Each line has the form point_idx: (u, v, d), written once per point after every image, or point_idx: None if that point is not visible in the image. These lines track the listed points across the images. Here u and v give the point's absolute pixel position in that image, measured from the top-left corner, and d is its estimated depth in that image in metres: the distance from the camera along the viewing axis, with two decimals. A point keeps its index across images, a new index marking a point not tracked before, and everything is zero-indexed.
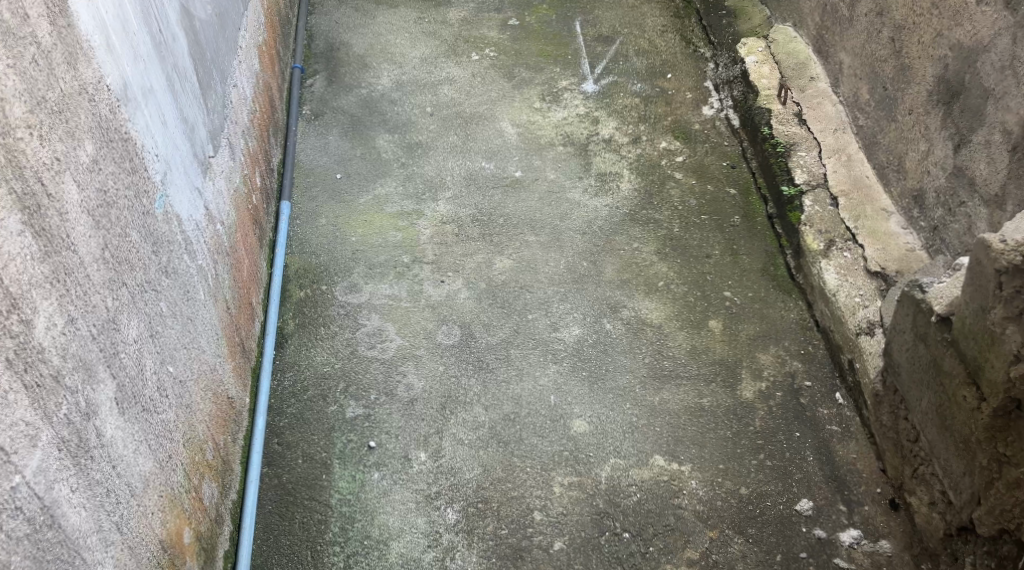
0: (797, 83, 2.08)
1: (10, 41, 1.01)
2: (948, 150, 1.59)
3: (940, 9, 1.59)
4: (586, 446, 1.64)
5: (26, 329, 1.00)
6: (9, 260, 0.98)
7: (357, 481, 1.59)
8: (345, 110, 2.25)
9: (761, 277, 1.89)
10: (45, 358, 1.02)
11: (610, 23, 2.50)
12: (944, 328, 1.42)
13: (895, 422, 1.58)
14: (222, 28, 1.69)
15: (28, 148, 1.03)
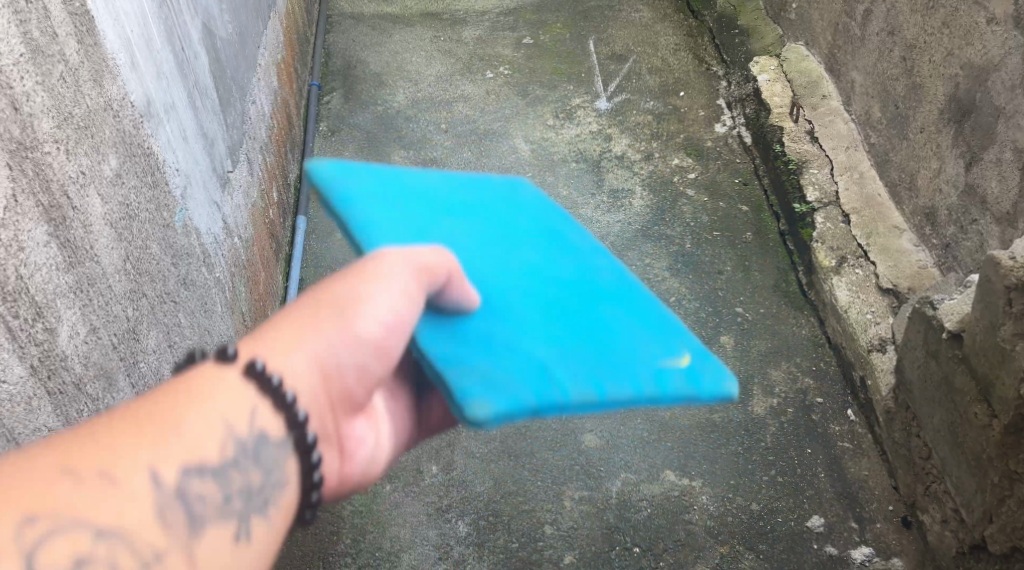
0: (809, 101, 2.10)
1: (39, 59, 1.03)
2: (960, 168, 1.60)
3: (951, 28, 1.60)
4: (597, 461, 1.65)
5: (50, 338, 1.02)
6: (35, 271, 1.00)
7: (369, 494, 1.60)
8: (361, 126, 2.28)
9: (774, 293, 1.90)
10: (67, 366, 1.04)
11: (623, 41, 2.52)
12: (956, 345, 1.42)
13: (907, 439, 1.58)
14: (241, 45, 1.72)
15: (54, 162, 1.05)
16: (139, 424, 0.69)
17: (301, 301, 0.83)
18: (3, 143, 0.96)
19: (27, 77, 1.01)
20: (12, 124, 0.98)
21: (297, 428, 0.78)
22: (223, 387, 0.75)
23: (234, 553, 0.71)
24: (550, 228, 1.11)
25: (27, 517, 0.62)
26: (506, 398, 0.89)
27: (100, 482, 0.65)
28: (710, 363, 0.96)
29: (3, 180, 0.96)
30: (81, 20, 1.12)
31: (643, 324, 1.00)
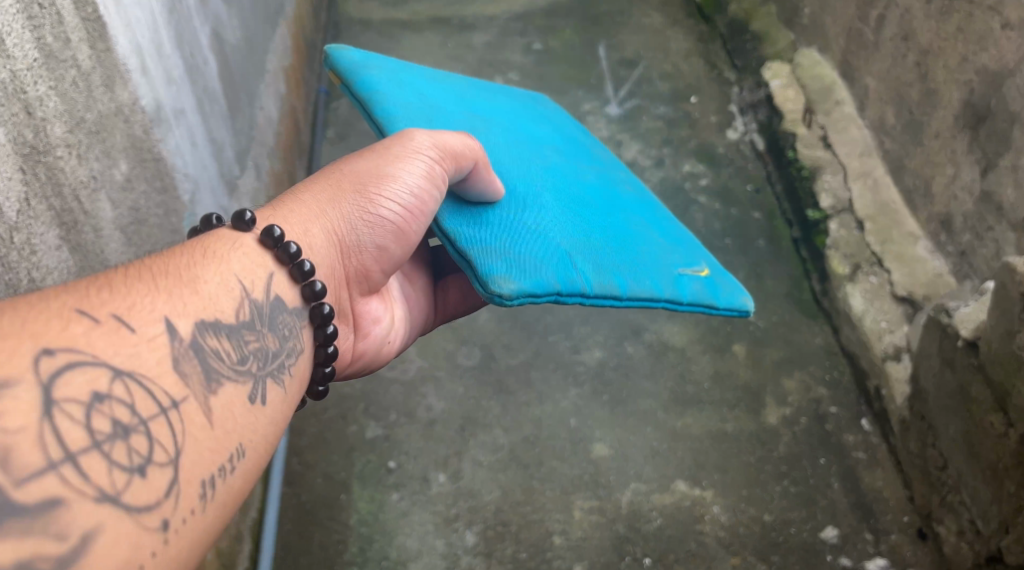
0: (822, 107, 2.05)
1: (52, 64, 1.02)
2: (976, 175, 1.57)
3: (967, 34, 1.57)
4: (607, 471, 1.63)
5: None
6: (48, 274, 1.01)
7: (376, 503, 1.59)
8: (370, 132, 2.27)
9: (786, 301, 1.87)
10: None
11: (634, 47, 2.50)
12: (971, 353, 1.42)
13: (922, 449, 1.55)
14: (249, 50, 1.71)
15: (67, 167, 1.05)
16: (163, 288, 0.83)
17: (326, 183, 1.04)
18: (16, 147, 0.96)
19: (41, 82, 1.00)
20: (25, 128, 0.97)
21: (310, 292, 0.97)
22: (242, 248, 0.93)
23: (249, 411, 0.86)
24: (560, 137, 1.36)
25: (46, 350, 0.73)
26: (533, 280, 1.02)
27: (117, 322, 0.78)
28: (721, 281, 1.21)
29: (16, 184, 0.96)
30: (95, 25, 1.10)
31: (657, 231, 1.26)
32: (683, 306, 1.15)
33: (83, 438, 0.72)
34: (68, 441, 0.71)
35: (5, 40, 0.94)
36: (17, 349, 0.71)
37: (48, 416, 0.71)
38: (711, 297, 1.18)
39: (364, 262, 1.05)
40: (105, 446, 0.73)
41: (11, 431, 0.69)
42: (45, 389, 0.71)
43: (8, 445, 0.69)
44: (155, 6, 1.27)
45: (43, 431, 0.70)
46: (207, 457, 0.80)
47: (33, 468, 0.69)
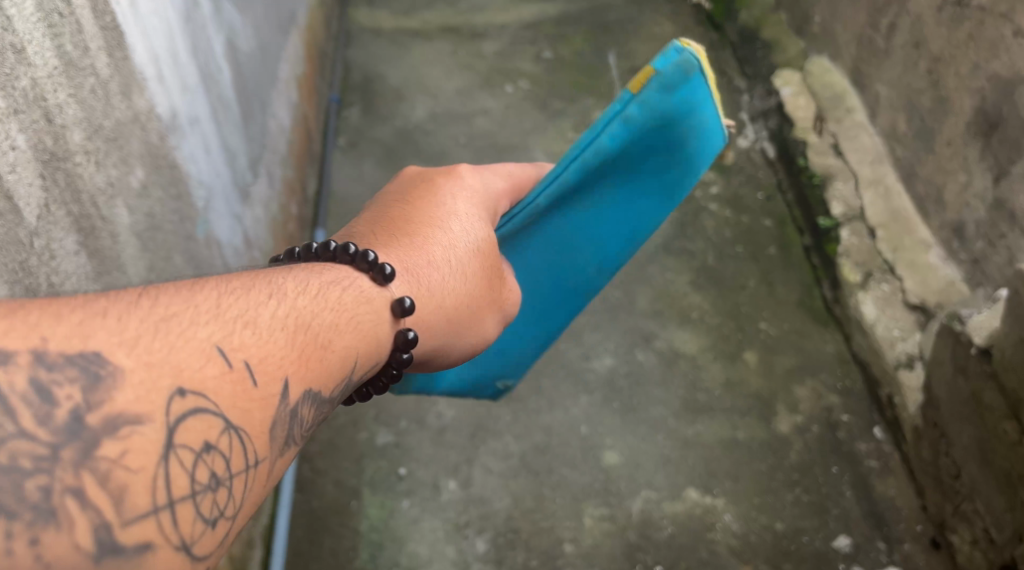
0: (833, 114, 2.03)
1: (72, 73, 1.03)
2: (988, 182, 1.56)
3: (978, 41, 1.57)
4: (618, 478, 1.63)
5: None
6: (66, 279, 1.03)
7: (386, 509, 1.59)
8: (381, 140, 2.28)
9: (798, 309, 1.87)
10: None
11: (644, 55, 2.51)
12: (984, 361, 1.42)
13: (935, 457, 1.54)
14: (262, 58, 1.72)
15: (86, 173, 1.05)
16: (298, 347, 0.82)
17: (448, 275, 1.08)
18: (37, 153, 0.97)
19: (61, 89, 1.01)
20: (46, 134, 0.98)
21: (403, 346, 0.98)
22: (367, 310, 0.94)
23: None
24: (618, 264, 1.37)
25: (179, 390, 0.72)
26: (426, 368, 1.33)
27: (246, 373, 0.77)
28: (515, 369, 1.49)
29: (36, 191, 0.97)
30: (113, 34, 1.11)
31: (539, 338, 1.45)
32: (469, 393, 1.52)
33: (185, 487, 0.71)
34: (173, 488, 0.70)
35: (26, 48, 0.95)
36: (155, 384, 0.71)
37: (168, 459, 0.71)
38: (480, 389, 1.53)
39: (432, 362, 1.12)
40: (198, 497, 0.72)
41: (132, 471, 0.69)
42: (168, 431, 0.71)
43: (126, 483, 0.68)
44: (171, 15, 1.28)
45: (158, 476, 0.70)
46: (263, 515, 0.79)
47: (138, 510, 0.69)
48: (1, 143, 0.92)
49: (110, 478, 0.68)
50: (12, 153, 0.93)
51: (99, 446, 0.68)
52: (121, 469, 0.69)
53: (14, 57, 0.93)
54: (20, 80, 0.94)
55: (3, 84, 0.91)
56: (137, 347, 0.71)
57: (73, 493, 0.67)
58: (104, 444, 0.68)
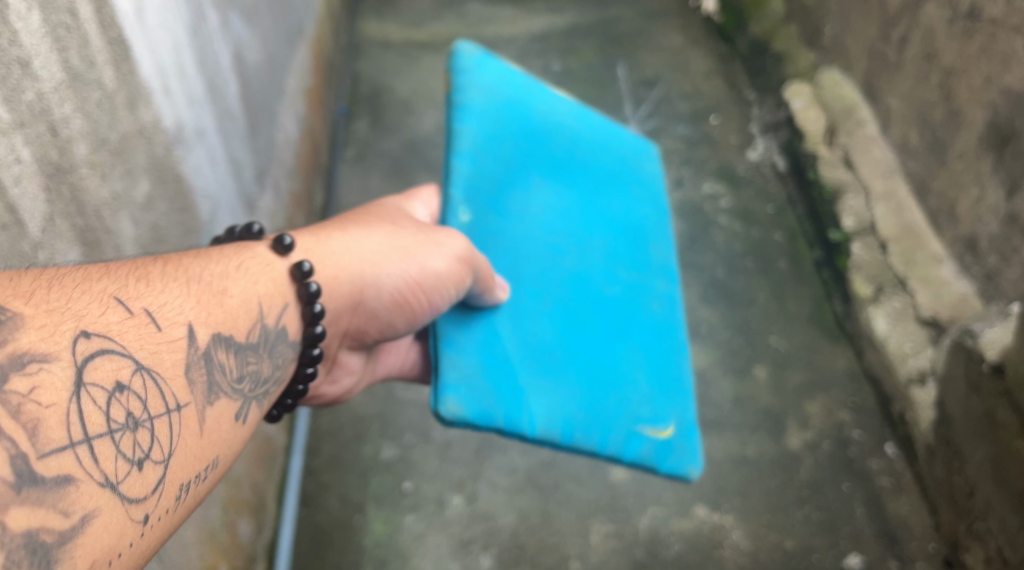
0: (844, 126, 2.01)
1: (77, 86, 1.03)
2: (1001, 197, 1.54)
3: (990, 54, 1.56)
4: (625, 494, 1.61)
5: None
6: None
7: (391, 525, 1.57)
8: (389, 152, 2.27)
9: (809, 323, 1.85)
10: None
11: (654, 67, 2.50)
12: (997, 379, 1.40)
13: (948, 475, 1.52)
14: (270, 71, 1.72)
15: (91, 187, 1.05)
16: (196, 297, 0.89)
17: (370, 238, 1.12)
18: (42, 166, 0.97)
19: (67, 102, 1.01)
20: (51, 148, 0.98)
21: (311, 321, 1.04)
22: (267, 270, 1.01)
23: (232, 427, 0.91)
24: (634, 228, 1.47)
25: (84, 333, 0.76)
26: (478, 409, 1.21)
27: (147, 319, 0.82)
28: (682, 447, 1.32)
29: (40, 204, 0.97)
30: (120, 48, 1.11)
31: (649, 370, 1.36)
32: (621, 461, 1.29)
33: (101, 423, 0.75)
34: (89, 424, 0.74)
35: (32, 61, 0.95)
36: (59, 327, 0.75)
37: (80, 396, 0.74)
38: (657, 459, 1.30)
39: (366, 325, 1.16)
40: (117, 434, 0.76)
41: (44, 406, 0.72)
42: (76, 371, 0.74)
43: (39, 417, 0.71)
44: (178, 27, 1.28)
45: (72, 411, 0.73)
46: (190, 463, 0.84)
47: (55, 444, 0.71)
48: (6, 156, 0.91)
49: (22, 412, 0.71)
50: (17, 166, 0.93)
51: (8, 381, 0.71)
52: (32, 403, 0.71)
53: (19, 70, 0.93)
54: (25, 94, 0.94)
55: (8, 98, 0.91)
56: (34, 298, 0.75)
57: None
58: (12, 379, 0.71)
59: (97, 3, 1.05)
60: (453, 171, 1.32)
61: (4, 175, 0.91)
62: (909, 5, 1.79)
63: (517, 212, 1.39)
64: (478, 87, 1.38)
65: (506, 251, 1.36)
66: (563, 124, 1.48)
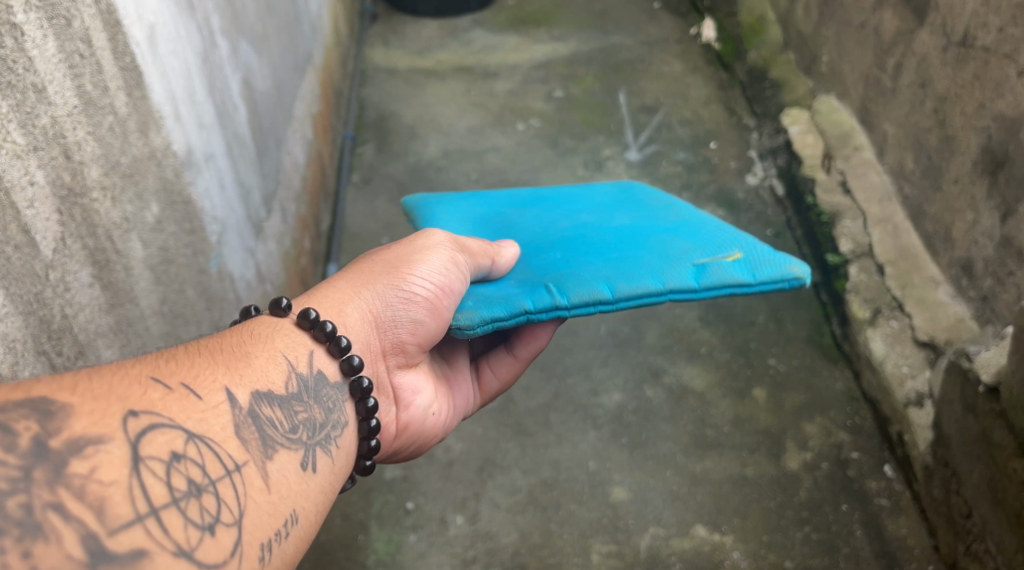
0: (841, 152, 2.04)
1: (91, 111, 1.05)
2: (995, 221, 1.56)
3: (983, 81, 1.59)
4: (626, 515, 1.62)
5: None
6: (80, 310, 1.03)
7: (393, 544, 1.59)
8: (393, 176, 2.30)
9: (807, 345, 1.87)
10: None
11: (654, 94, 2.54)
12: (993, 399, 1.42)
13: (946, 496, 1.53)
14: (279, 98, 1.76)
15: (102, 209, 1.07)
16: (222, 363, 0.92)
17: (358, 271, 1.11)
18: (54, 189, 0.99)
19: (80, 126, 1.03)
20: (64, 171, 1.01)
21: (343, 356, 1.03)
22: (278, 328, 1.01)
23: (301, 477, 0.93)
24: (624, 198, 1.41)
25: (131, 412, 0.81)
26: (498, 306, 1.11)
27: (186, 391, 0.86)
28: (761, 257, 1.16)
29: (52, 225, 0.99)
30: (131, 73, 1.14)
31: (689, 238, 1.22)
32: (699, 294, 1.13)
33: (164, 494, 0.79)
34: (152, 497, 0.78)
35: (46, 87, 0.98)
36: (107, 410, 0.80)
37: (138, 470, 0.78)
38: (736, 276, 1.14)
39: (402, 338, 1.11)
40: (181, 503, 0.80)
41: (106, 483, 0.77)
42: (132, 446, 0.79)
43: (103, 495, 0.76)
44: (189, 55, 1.31)
45: (132, 485, 0.78)
46: (265, 522, 0.87)
47: (122, 519, 0.76)
48: (20, 178, 0.94)
49: (87, 491, 0.76)
50: (31, 188, 0.96)
51: (68, 465, 0.76)
52: (95, 482, 0.76)
53: (35, 95, 0.96)
54: (40, 118, 0.97)
55: (23, 122, 0.94)
56: (78, 388, 0.80)
57: (53, 508, 0.74)
58: (72, 463, 0.76)
59: (111, 31, 1.09)
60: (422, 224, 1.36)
61: (18, 196, 0.94)
62: (903, 33, 1.83)
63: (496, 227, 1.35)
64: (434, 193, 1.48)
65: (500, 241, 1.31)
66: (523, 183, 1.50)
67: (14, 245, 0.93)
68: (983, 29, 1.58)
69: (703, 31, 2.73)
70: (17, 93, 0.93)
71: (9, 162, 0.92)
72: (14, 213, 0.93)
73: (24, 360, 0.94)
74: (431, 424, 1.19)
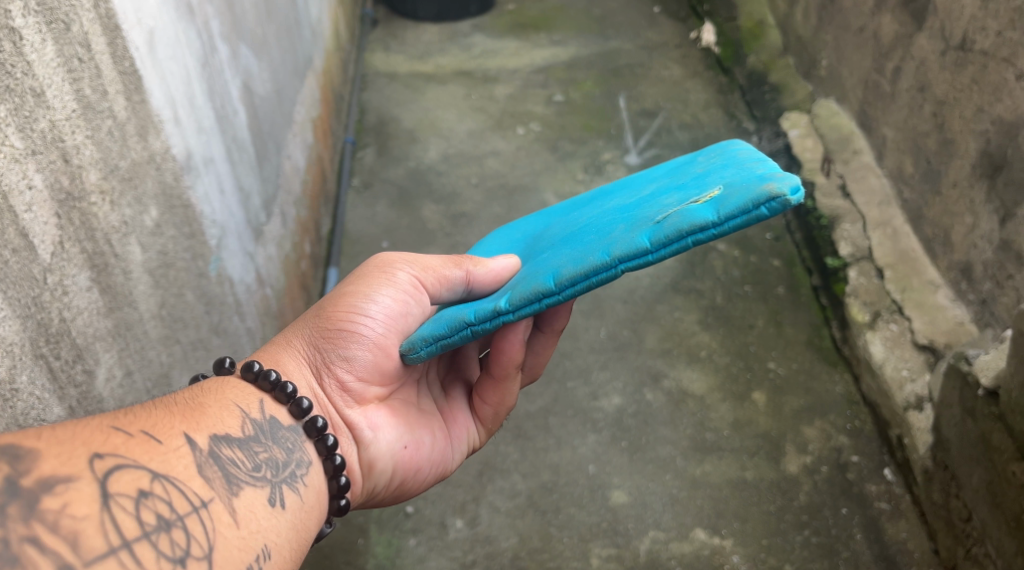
0: (841, 156, 2.05)
1: (89, 115, 1.06)
2: (994, 224, 1.56)
3: (982, 85, 1.59)
4: (625, 518, 1.62)
5: (88, 379, 1.04)
6: (78, 314, 1.03)
7: (393, 547, 1.59)
8: (393, 180, 2.31)
9: (806, 349, 1.87)
10: (102, 408, 1.07)
11: (653, 98, 2.54)
12: (992, 402, 1.42)
13: (946, 500, 1.53)
14: (279, 103, 1.77)
15: (100, 213, 1.07)
16: (178, 413, 0.93)
17: (298, 321, 1.15)
18: (53, 193, 1.00)
19: (78, 130, 1.04)
20: (62, 175, 1.01)
21: (292, 400, 1.05)
22: (225, 382, 1.02)
23: (269, 513, 0.93)
24: (682, 162, 1.22)
25: (96, 454, 0.81)
26: (441, 324, 1.06)
27: (146, 436, 0.86)
28: (736, 189, 0.95)
29: (50, 228, 0.99)
30: (130, 78, 1.14)
31: (679, 193, 1.04)
32: (662, 254, 0.95)
33: (134, 528, 0.80)
34: (124, 530, 0.79)
35: (45, 91, 0.98)
36: (73, 452, 0.80)
37: (108, 506, 0.79)
38: (694, 222, 0.94)
39: (343, 377, 1.12)
40: (152, 537, 0.80)
41: (79, 518, 0.77)
42: (100, 484, 0.80)
43: (77, 529, 0.77)
44: (189, 60, 1.32)
45: (103, 520, 0.78)
46: (236, 556, 0.87)
47: (98, 551, 0.77)
48: (18, 182, 0.94)
49: (60, 525, 0.76)
50: (28, 192, 0.96)
51: (41, 501, 0.76)
52: (68, 517, 0.77)
53: (33, 100, 0.96)
54: (38, 122, 0.97)
55: (21, 126, 0.94)
56: (43, 435, 0.80)
57: (30, 541, 0.74)
58: (44, 499, 0.76)
59: (109, 36, 1.10)
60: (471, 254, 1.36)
61: (15, 200, 0.94)
62: (903, 37, 1.83)
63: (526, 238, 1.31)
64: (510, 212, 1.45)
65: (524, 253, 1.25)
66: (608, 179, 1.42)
67: (11, 249, 0.93)
68: (981, 33, 1.59)
69: (703, 35, 2.73)
70: (15, 97, 0.93)
71: (7, 166, 0.93)
72: (11, 217, 0.93)
73: (22, 364, 0.94)
74: (405, 459, 1.19)
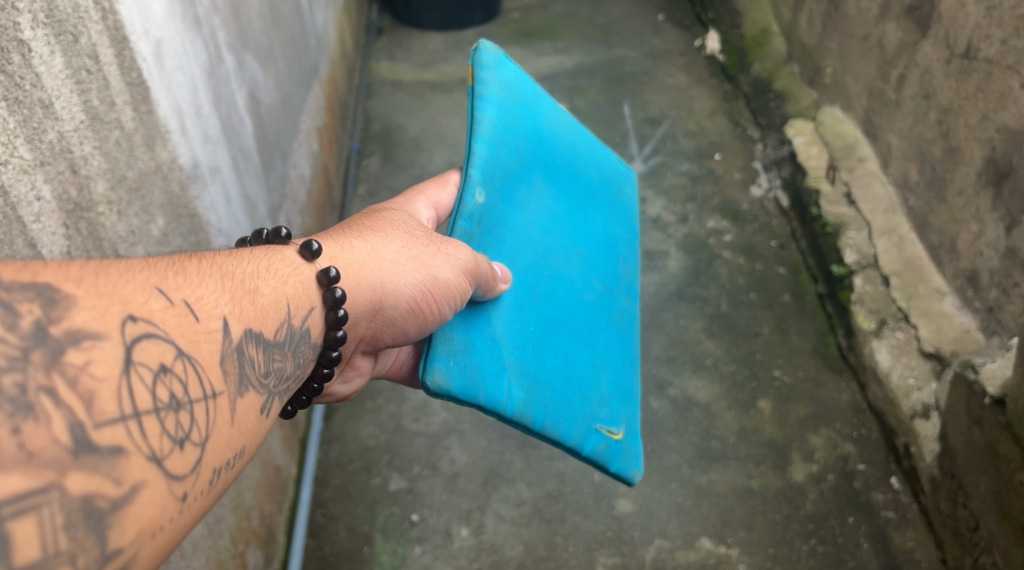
0: (845, 164, 2.04)
1: (98, 126, 1.06)
2: (1000, 231, 1.56)
3: (986, 93, 1.59)
4: (631, 527, 1.62)
5: None
6: None
7: (398, 556, 1.59)
8: (399, 189, 2.31)
9: (812, 356, 1.86)
10: None
11: (658, 106, 2.55)
12: (998, 411, 1.42)
13: (953, 508, 1.53)
14: (285, 112, 1.77)
15: (107, 223, 1.08)
16: (228, 292, 0.89)
17: (387, 243, 1.10)
18: (60, 204, 1.00)
19: (87, 141, 1.04)
20: (71, 186, 1.01)
21: (334, 325, 1.02)
22: (296, 272, 0.99)
23: (258, 420, 0.90)
24: (609, 243, 1.43)
25: (131, 316, 0.78)
26: (468, 388, 1.09)
27: (186, 309, 0.83)
28: (629, 453, 1.28)
29: (59, 239, 1.00)
30: (138, 89, 1.15)
31: (609, 377, 1.31)
32: (581, 456, 1.22)
33: (147, 400, 0.77)
34: (137, 400, 0.76)
35: (54, 103, 0.99)
36: (109, 310, 0.76)
37: (129, 373, 0.76)
38: (607, 458, 1.24)
39: (382, 327, 1.10)
40: (162, 413, 0.78)
41: (98, 379, 0.74)
42: (127, 348, 0.76)
43: (94, 390, 0.74)
44: (195, 69, 1.32)
45: (122, 386, 0.75)
46: (222, 452, 0.84)
47: (108, 415, 0.74)
48: (26, 193, 0.95)
49: (78, 383, 0.73)
50: (37, 203, 0.96)
51: (65, 353, 0.73)
52: (87, 376, 0.74)
53: (42, 111, 0.97)
54: (47, 133, 0.98)
55: (30, 137, 0.95)
56: (85, 282, 0.76)
57: (47, 392, 0.71)
58: (69, 352, 0.73)
59: (118, 47, 1.10)
60: (473, 153, 1.24)
61: (25, 212, 0.95)
62: (907, 44, 1.83)
63: (518, 204, 1.30)
64: (502, 87, 1.33)
65: (504, 238, 1.25)
66: (561, 135, 1.45)
67: (20, 259, 0.94)
68: (985, 40, 1.59)
69: (707, 43, 2.74)
70: (25, 109, 0.94)
71: (17, 177, 0.93)
72: (21, 228, 0.94)
73: None
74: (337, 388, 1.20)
